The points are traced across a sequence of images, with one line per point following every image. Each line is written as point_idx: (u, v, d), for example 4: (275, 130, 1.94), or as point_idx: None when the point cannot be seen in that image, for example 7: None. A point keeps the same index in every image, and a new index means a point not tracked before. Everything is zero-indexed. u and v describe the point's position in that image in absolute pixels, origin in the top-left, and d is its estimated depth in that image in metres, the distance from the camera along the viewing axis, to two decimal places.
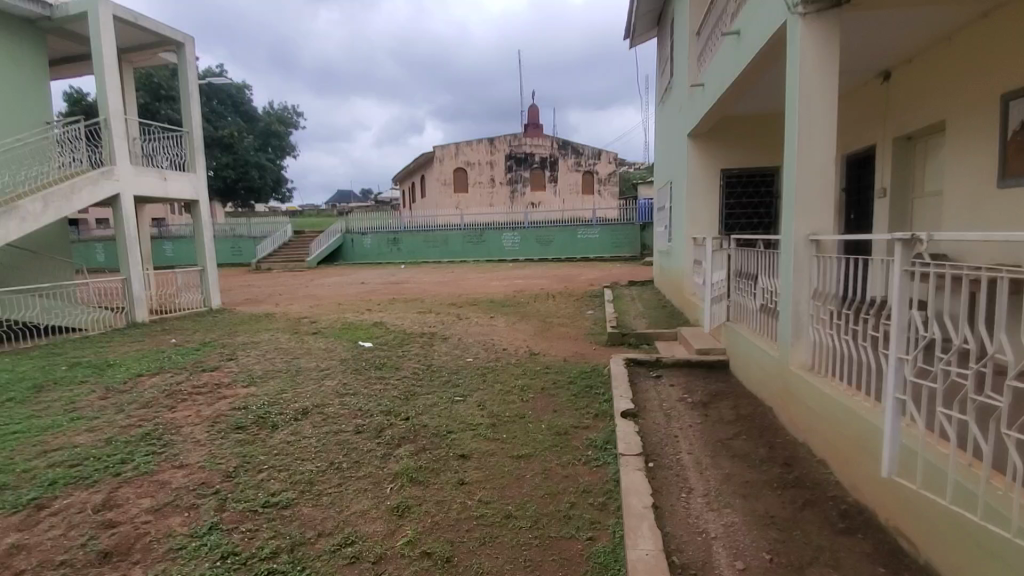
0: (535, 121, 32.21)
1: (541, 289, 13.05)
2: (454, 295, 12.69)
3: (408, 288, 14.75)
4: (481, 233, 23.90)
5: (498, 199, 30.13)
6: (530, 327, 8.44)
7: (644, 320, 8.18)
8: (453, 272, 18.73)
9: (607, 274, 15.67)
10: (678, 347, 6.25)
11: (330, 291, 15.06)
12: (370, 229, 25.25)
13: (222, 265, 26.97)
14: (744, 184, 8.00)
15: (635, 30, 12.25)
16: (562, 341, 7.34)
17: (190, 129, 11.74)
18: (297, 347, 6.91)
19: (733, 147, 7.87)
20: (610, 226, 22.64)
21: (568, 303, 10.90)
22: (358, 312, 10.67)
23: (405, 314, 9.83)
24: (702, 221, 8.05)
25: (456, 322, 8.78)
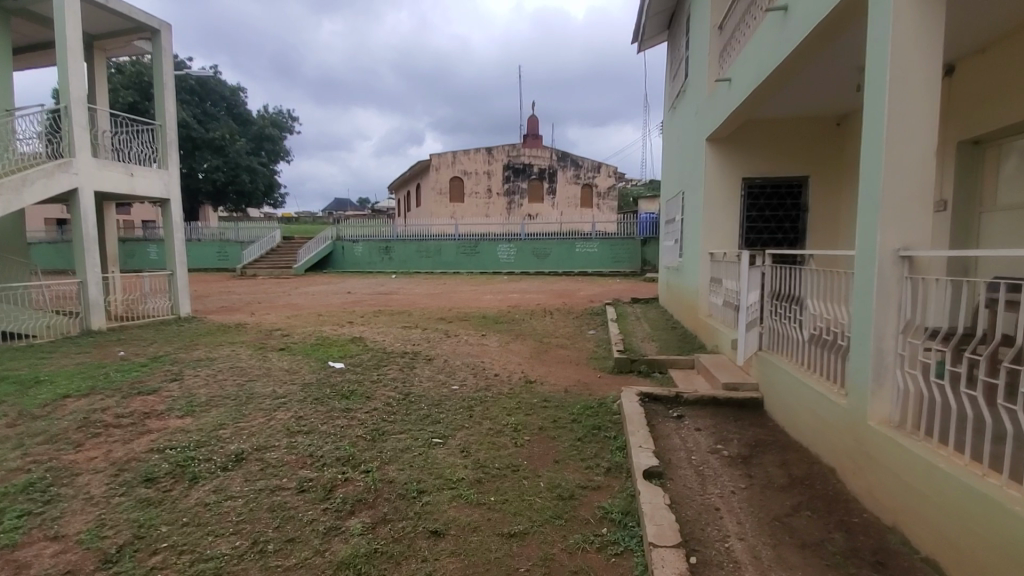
0: (534, 132, 31.65)
1: (538, 305, 12.16)
2: (443, 309, 11.77)
3: (395, 299, 13.87)
4: (476, 244, 23.07)
5: (494, 210, 29.37)
6: (526, 348, 7.54)
7: (654, 344, 7.29)
8: (445, 284, 17.84)
9: (607, 291, 14.83)
10: (697, 380, 5.38)
11: (312, 300, 14.13)
12: (362, 237, 24.36)
13: (207, 270, 25.96)
14: (768, 196, 7.17)
15: (645, 34, 11.57)
16: (563, 366, 6.43)
17: (163, 122, 10.87)
18: (256, 366, 5.96)
19: (757, 154, 7.10)
20: (609, 240, 21.90)
21: (567, 321, 9.99)
22: (337, 324, 9.75)
23: (388, 330, 8.91)
24: (720, 235, 7.24)
25: (443, 340, 7.85)
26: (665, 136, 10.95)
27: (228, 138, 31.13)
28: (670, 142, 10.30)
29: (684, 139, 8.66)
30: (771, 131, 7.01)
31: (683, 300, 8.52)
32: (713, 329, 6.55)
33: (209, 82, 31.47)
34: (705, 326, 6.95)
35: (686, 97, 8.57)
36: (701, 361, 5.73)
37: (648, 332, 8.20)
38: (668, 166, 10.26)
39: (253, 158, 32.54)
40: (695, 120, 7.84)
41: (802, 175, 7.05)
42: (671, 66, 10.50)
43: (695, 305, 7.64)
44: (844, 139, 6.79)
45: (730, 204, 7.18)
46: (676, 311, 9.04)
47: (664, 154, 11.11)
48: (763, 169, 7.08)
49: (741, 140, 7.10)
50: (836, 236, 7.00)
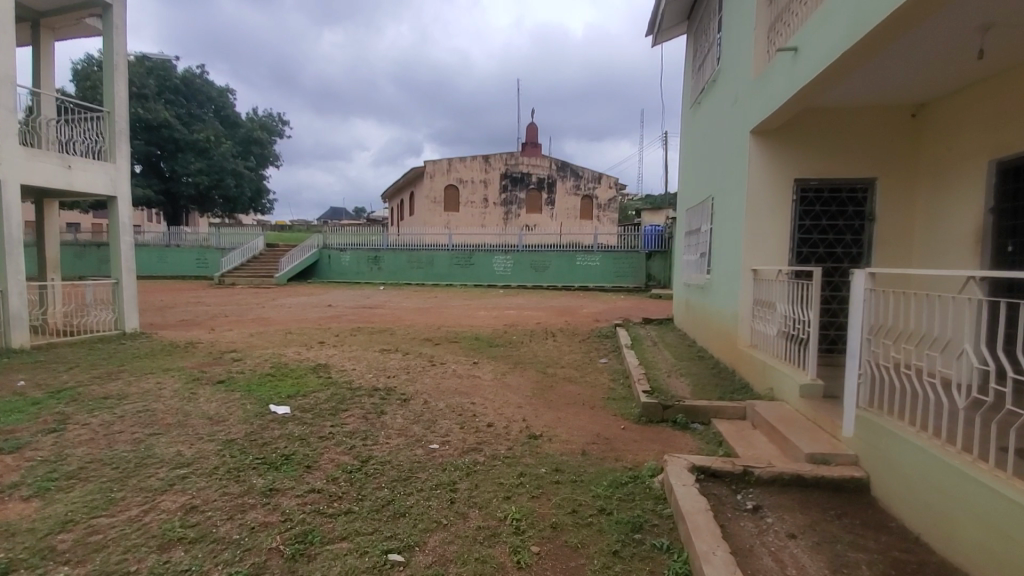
0: (533, 141, 30.50)
1: (537, 325, 10.80)
2: (431, 328, 10.36)
3: (379, 315, 12.45)
4: (470, 256, 21.74)
5: (491, 220, 28.09)
6: (526, 382, 6.16)
7: (685, 379, 5.92)
8: (436, 298, 16.47)
9: (612, 309, 13.49)
10: (762, 443, 3.99)
11: (286, 314, 12.68)
12: (349, 245, 22.96)
13: (185, 278, 24.53)
14: (825, 202, 5.88)
15: (662, 25, 10.33)
16: (575, 411, 5.04)
17: (113, 110, 9.52)
18: (173, 409, 4.54)
19: (813, 150, 5.81)
20: (612, 253, 20.64)
21: (573, 345, 8.62)
22: (305, 346, 8.32)
23: (362, 355, 7.48)
24: (765, 249, 5.94)
25: (427, 370, 6.44)
26: (687, 137, 9.74)
27: (213, 141, 29.75)
28: (693, 143, 9.06)
29: (714, 136, 7.43)
30: (830, 122, 5.76)
31: (712, 323, 7.21)
32: (761, 364, 5.21)
33: (196, 82, 30.23)
34: (749, 359, 5.63)
35: (718, 85, 7.34)
36: (760, 413, 4.34)
37: (673, 362, 6.84)
38: (691, 170, 9.02)
39: (239, 162, 31.08)
40: (731, 112, 6.61)
41: (868, 177, 5.75)
42: (694, 57, 9.24)
43: (731, 331, 6.33)
44: (922, 133, 5.56)
45: (777, 212, 5.91)
46: (702, 336, 7.72)
47: (685, 158, 9.88)
48: (819, 168, 5.80)
49: (793, 133, 5.84)
50: (909, 250, 5.69)
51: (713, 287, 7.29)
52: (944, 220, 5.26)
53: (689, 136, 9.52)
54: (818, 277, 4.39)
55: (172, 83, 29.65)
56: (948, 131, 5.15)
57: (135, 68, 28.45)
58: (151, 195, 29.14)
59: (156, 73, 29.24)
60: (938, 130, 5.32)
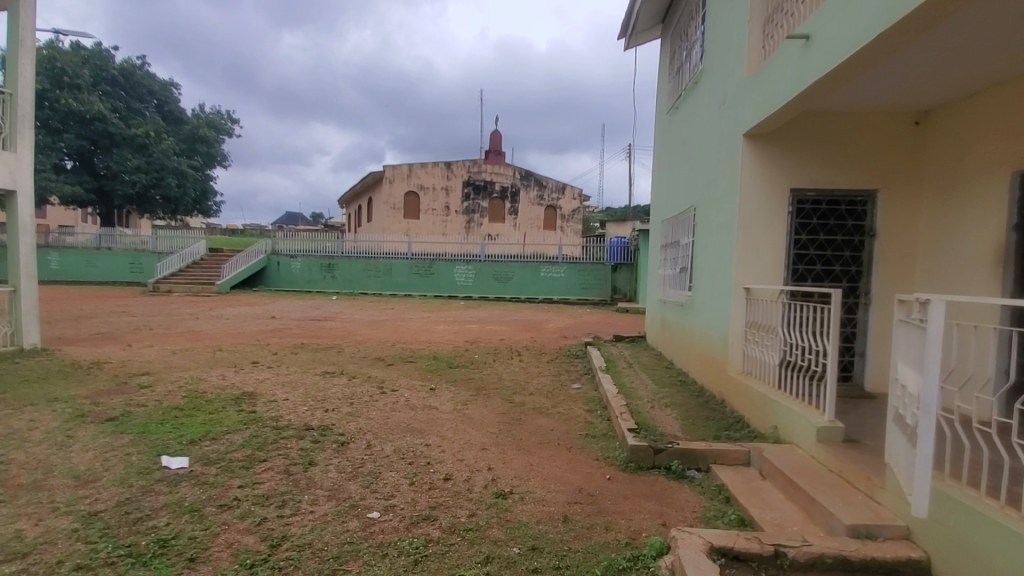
0: (497, 149, 29.87)
1: (502, 342, 9.98)
2: (384, 345, 9.36)
3: (327, 329, 11.34)
4: (430, 265, 20.76)
5: (452, 228, 27.18)
6: (491, 413, 5.32)
7: (671, 411, 5.21)
8: (393, 309, 15.43)
9: (580, 324, 12.83)
10: (780, 503, 3.27)
11: (221, 327, 11.39)
12: (300, 252, 21.54)
13: (116, 284, 22.51)
14: (823, 215, 5.34)
15: (636, 26, 9.76)
16: (549, 454, 4.23)
17: (14, 91, 8.19)
18: (33, 465, 3.50)
19: (811, 158, 5.26)
20: (576, 265, 20.10)
21: (541, 366, 7.84)
22: (234, 367, 7.20)
23: (300, 379, 6.45)
24: (758, 267, 5.33)
25: (375, 398, 5.51)
26: (662, 146, 9.20)
27: (154, 137, 27.69)
28: (670, 151, 8.53)
29: (695, 142, 6.87)
30: (829, 128, 5.25)
31: (694, 346, 6.57)
32: (761, 398, 4.55)
33: (136, 75, 28.26)
34: (744, 390, 4.98)
35: (700, 88, 6.79)
36: (772, 462, 3.63)
37: (654, 389, 6.14)
38: (668, 180, 8.47)
39: (183, 160, 28.84)
40: (717, 115, 6.03)
41: (869, 188, 5.25)
42: (670, 59, 8.69)
43: (720, 357, 5.68)
44: (925, 142, 5.13)
45: (772, 226, 5.31)
46: (682, 359, 7.08)
47: (659, 168, 9.35)
48: (818, 178, 5.25)
49: (790, 138, 5.27)
50: (910, 269, 5.22)
51: (695, 307, 6.67)
52: (954, 237, 4.80)
53: (665, 144, 8.99)
54: (836, 300, 3.77)
55: (109, 74, 27.69)
56: (959, 140, 4.71)
57: (69, 57, 26.46)
58: (82, 193, 26.85)
59: (91, 63, 27.35)
60: (946, 139, 4.88)
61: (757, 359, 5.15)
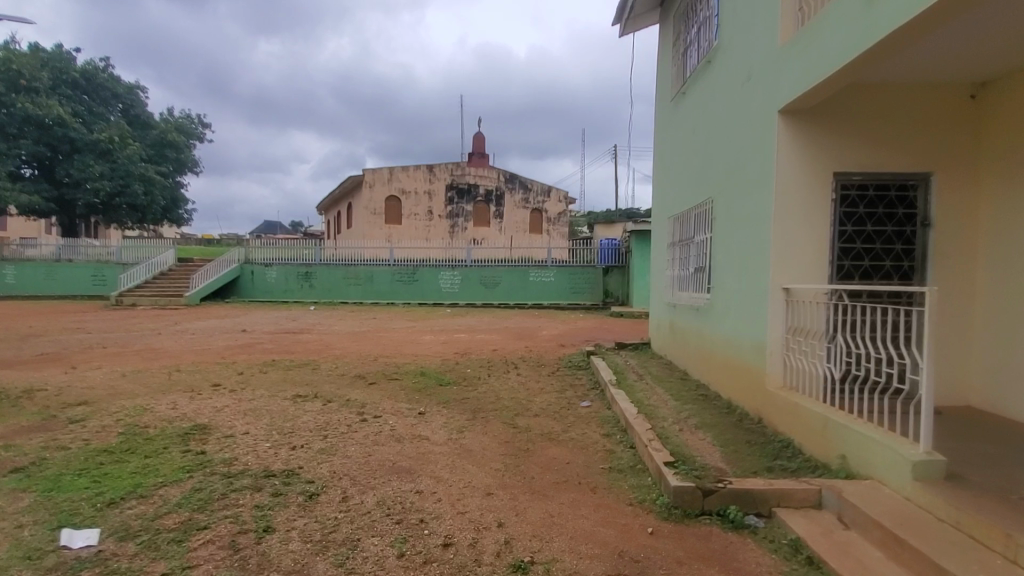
0: (480, 151, 29.11)
1: (495, 353, 9.16)
2: (366, 360, 8.45)
3: (303, 342, 10.37)
4: (414, 271, 19.86)
5: (435, 233, 26.28)
6: (492, 443, 4.50)
7: (706, 435, 4.44)
8: (375, 319, 14.50)
9: (575, 330, 12.08)
10: (887, 569, 2.51)
11: (185, 343, 10.34)
12: (276, 260, 20.43)
13: (78, 297, 21.14)
14: (870, 203, 4.65)
15: (634, 10, 9.07)
16: (571, 499, 3.42)
17: None
18: None
19: (855, 136, 4.57)
20: (566, 269, 19.40)
21: (542, 380, 7.02)
22: (190, 392, 6.24)
23: (266, 405, 5.53)
24: (799, 263, 4.61)
25: (354, 429, 4.62)
26: (666, 137, 8.50)
27: (118, 142, 26.30)
28: (675, 143, 7.84)
29: (710, 128, 6.17)
30: (875, 103, 4.58)
31: (717, 355, 5.82)
32: (819, 420, 3.80)
33: (100, 78, 26.91)
34: (791, 409, 4.23)
35: (715, 66, 6.09)
36: (860, 508, 2.88)
37: (676, 406, 5.37)
38: (674, 174, 7.79)
39: (150, 166, 27.41)
40: (742, 94, 5.33)
41: (922, 171, 4.57)
42: (674, 41, 7.97)
43: (754, 368, 4.93)
44: (985, 117, 4.47)
45: (814, 216, 4.60)
46: (702, 371, 6.33)
47: (663, 162, 8.65)
48: (864, 159, 4.57)
49: (833, 115, 4.58)
50: (969, 264, 4.55)
51: (716, 311, 5.93)
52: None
53: (669, 135, 8.29)
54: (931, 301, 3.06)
55: (70, 78, 26.28)
56: None
57: (26, 60, 25.01)
58: (42, 202, 25.35)
59: (51, 66, 26.00)
60: (1012, 112, 4.23)
61: (804, 371, 4.41)
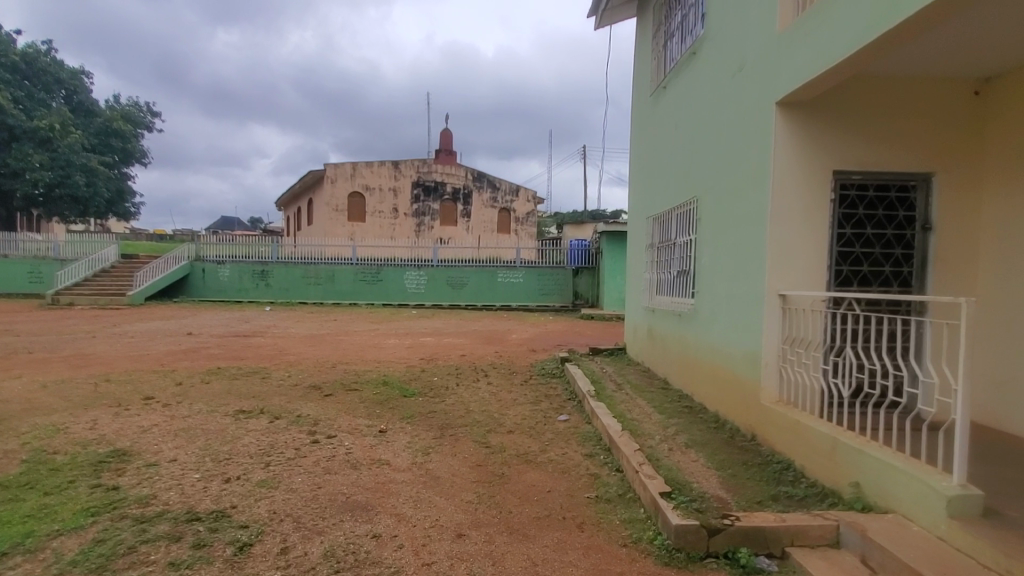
0: (448, 148, 28.44)
1: (463, 359, 8.63)
2: (322, 367, 7.77)
3: (255, 347, 9.57)
4: (378, 271, 19.08)
5: (401, 232, 25.47)
6: (463, 467, 3.99)
7: (699, 455, 4.04)
8: (336, 321, 13.73)
9: (546, 334, 11.65)
10: None
11: (121, 348, 9.38)
12: (229, 257, 19.28)
13: (8, 296, 19.46)
14: (870, 204, 4.37)
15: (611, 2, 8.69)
16: (557, 541, 2.94)
17: None
18: None
19: (856, 133, 4.27)
20: (535, 270, 19.00)
21: (515, 390, 6.53)
22: (115, 407, 5.46)
23: (203, 423, 4.84)
24: (796, 267, 4.27)
25: (303, 453, 4.02)
26: (643, 135, 8.14)
27: (57, 129, 24.42)
28: (655, 140, 7.48)
29: (696, 123, 5.81)
30: (876, 97, 4.28)
31: (702, 365, 5.46)
32: (826, 441, 3.44)
33: (39, 61, 25.03)
34: (791, 427, 3.86)
35: (701, 58, 5.73)
36: (891, 552, 2.51)
37: (662, 420, 4.97)
38: (654, 173, 7.44)
39: (94, 157, 25.63)
40: (733, 87, 4.97)
41: (924, 171, 4.30)
42: (653, 34, 7.61)
43: (746, 380, 4.57)
44: (990, 115, 4.22)
45: (813, 217, 4.26)
46: (685, 381, 5.97)
47: (640, 162, 8.29)
48: (865, 157, 4.26)
49: (833, 108, 4.25)
50: (970, 270, 4.30)
51: (701, 317, 5.57)
52: None
53: (647, 133, 7.94)
54: (965, 313, 2.72)
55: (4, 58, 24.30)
56: None
57: None
58: None
59: None
60: (1020, 109, 3.99)
61: (802, 385, 4.07)
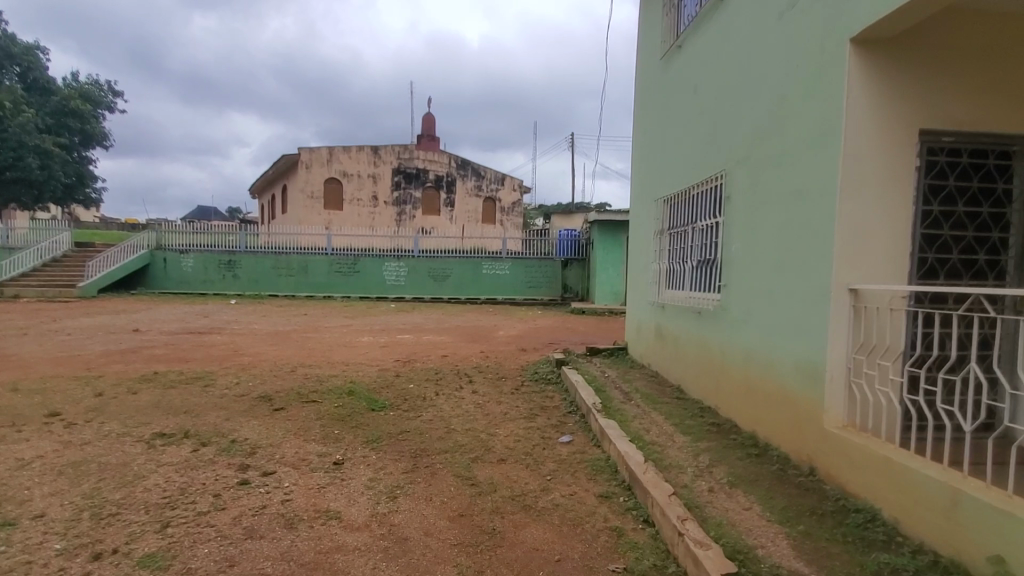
0: (431, 134, 27.19)
1: (444, 360, 7.59)
2: (280, 372, 6.66)
3: (207, 347, 8.39)
4: (355, 262, 17.87)
5: (380, 221, 24.22)
6: (439, 518, 2.98)
7: (751, 502, 3.09)
8: (306, 316, 12.56)
9: (536, 331, 10.66)
10: None
11: (49, 348, 8.13)
12: (193, 246, 17.87)
13: None
14: (962, 173, 3.43)
15: None
16: None
17: None
18: None
19: (949, 81, 3.30)
20: (523, 261, 17.98)
21: (505, 401, 5.52)
22: (0, 429, 4.32)
23: (102, 455, 3.74)
24: (868, 254, 3.32)
25: (222, 503, 2.97)
26: (649, 106, 7.13)
27: (8, 108, 22.60)
28: (664, 111, 6.48)
29: (724, 83, 4.83)
30: (978, 36, 3.30)
31: (734, 373, 4.52)
32: (942, 494, 2.50)
33: None
34: (874, 464, 2.93)
35: (734, 4, 4.73)
36: None
37: (688, 444, 4.01)
38: (663, 149, 6.47)
39: (49, 138, 23.82)
40: (780, 31, 3.97)
41: None
42: None
43: (798, 396, 3.63)
44: None
45: (892, 190, 3.31)
46: (707, 390, 5.04)
47: (645, 136, 7.29)
48: (960, 113, 3.30)
49: (924, 48, 3.27)
50: None
51: (731, 315, 4.63)
52: None
53: (654, 104, 6.92)
54: None
55: None
56: None
57: None
58: None
59: None
60: None
61: (882, 408, 3.13)
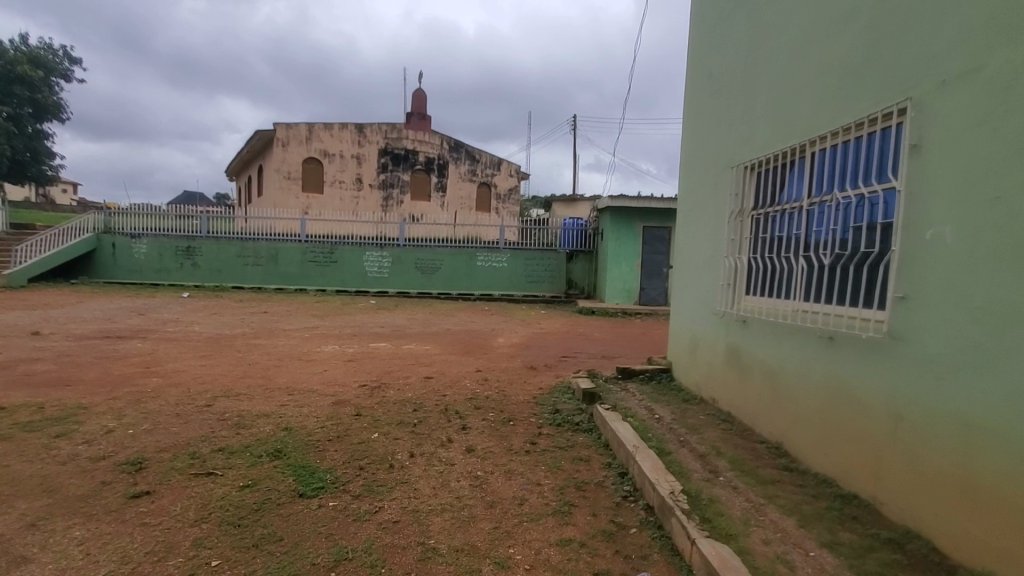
0: (422, 113, 25.02)
1: (424, 385, 5.59)
2: (187, 407, 4.61)
3: (110, 360, 6.29)
4: (332, 251, 15.74)
5: (365, 206, 22.08)
6: None
7: None
8: (266, 315, 10.48)
9: (543, 338, 8.69)
10: None
11: None
12: (146, 230, 15.63)
13: None
14: None
15: None
16: None
17: None
18: None
19: None
20: (522, 253, 15.97)
21: (517, 469, 3.53)
22: None
23: None
24: None
25: None
26: (715, 37, 5.06)
27: None
28: (748, 38, 4.42)
29: None
30: None
31: (925, 450, 2.59)
32: None
33: None
34: None
35: None
36: None
37: None
38: (746, 92, 4.44)
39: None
40: None
41: None
42: None
43: None
44: None
45: None
46: (849, 466, 3.09)
47: (707, 82, 5.22)
48: None
49: None
50: None
51: (915, 352, 2.66)
52: None
53: (725, 31, 4.84)
54: None
55: None
56: None
57: None
58: None
59: None
60: None
61: None
